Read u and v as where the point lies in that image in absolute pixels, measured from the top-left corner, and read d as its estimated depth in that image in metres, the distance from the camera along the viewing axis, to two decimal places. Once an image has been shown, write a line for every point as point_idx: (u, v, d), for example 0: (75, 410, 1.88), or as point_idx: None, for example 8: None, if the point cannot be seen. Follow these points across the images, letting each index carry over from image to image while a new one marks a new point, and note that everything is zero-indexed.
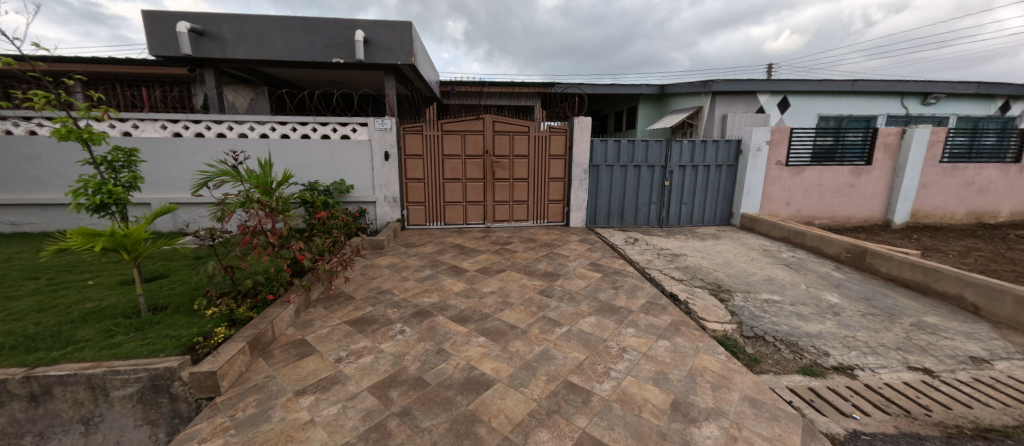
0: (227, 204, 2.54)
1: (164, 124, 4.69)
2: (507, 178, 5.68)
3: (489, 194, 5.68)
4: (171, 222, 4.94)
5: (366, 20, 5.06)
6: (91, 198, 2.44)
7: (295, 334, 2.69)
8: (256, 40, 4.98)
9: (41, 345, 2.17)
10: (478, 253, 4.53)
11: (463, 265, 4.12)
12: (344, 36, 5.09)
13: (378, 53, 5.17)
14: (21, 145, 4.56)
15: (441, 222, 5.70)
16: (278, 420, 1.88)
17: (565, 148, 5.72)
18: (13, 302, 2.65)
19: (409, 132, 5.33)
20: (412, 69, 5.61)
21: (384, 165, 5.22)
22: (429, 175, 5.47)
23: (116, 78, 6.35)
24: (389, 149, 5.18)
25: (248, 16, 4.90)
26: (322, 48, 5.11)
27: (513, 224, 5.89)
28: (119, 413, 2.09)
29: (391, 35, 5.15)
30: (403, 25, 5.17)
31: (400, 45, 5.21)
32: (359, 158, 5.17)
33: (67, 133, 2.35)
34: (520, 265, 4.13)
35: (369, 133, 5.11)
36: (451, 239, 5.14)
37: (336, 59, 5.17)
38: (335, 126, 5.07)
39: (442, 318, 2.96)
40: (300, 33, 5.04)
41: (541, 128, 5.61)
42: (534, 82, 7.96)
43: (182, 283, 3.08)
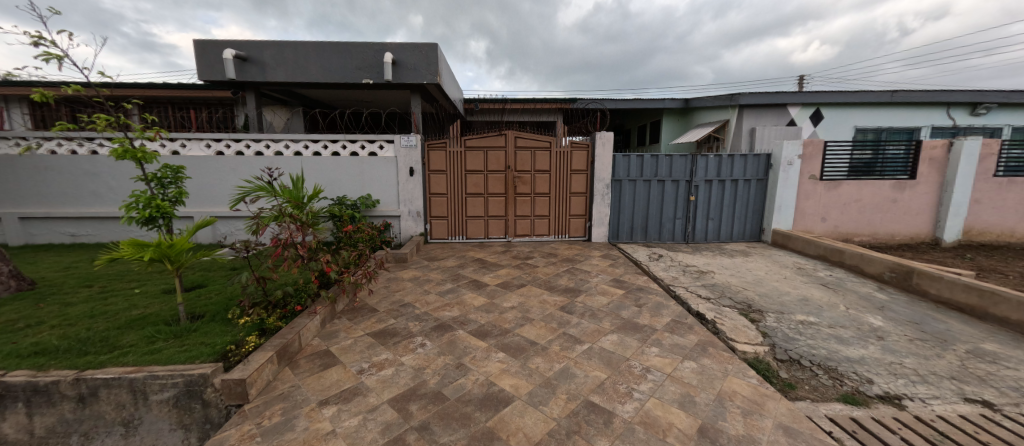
0: (262, 218, 2.66)
1: (208, 143, 5.02)
2: (530, 193, 5.71)
3: (511, 209, 5.71)
4: (210, 234, 5.21)
5: (394, 42, 5.30)
6: (141, 211, 2.60)
7: (320, 345, 2.76)
8: (294, 65, 5.30)
9: (90, 349, 2.32)
10: (499, 267, 4.54)
11: (484, 279, 4.13)
12: (373, 58, 5.33)
13: (405, 73, 5.37)
14: (83, 163, 4.98)
15: (464, 236, 5.76)
16: (302, 429, 1.93)
17: (587, 163, 5.71)
18: (69, 308, 2.86)
19: (433, 149, 5.48)
20: (438, 88, 5.77)
21: (409, 180, 5.36)
22: (452, 190, 5.57)
23: (168, 101, 6.87)
24: (414, 164, 5.32)
25: (288, 43, 5.24)
26: (353, 70, 5.37)
27: (535, 239, 5.87)
28: (156, 417, 2.18)
29: (418, 56, 5.35)
30: (430, 47, 5.36)
31: (426, 65, 5.39)
32: (386, 174, 5.34)
33: (124, 153, 2.54)
34: (541, 280, 4.10)
35: (395, 150, 5.27)
36: (473, 253, 5.18)
37: (366, 80, 5.41)
38: (363, 143, 5.27)
39: (463, 332, 2.95)
40: (334, 56, 5.32)
41: (563, 143, 5.63)
42: (557, 98, 8.02)
43: (218, 293, 3.23)
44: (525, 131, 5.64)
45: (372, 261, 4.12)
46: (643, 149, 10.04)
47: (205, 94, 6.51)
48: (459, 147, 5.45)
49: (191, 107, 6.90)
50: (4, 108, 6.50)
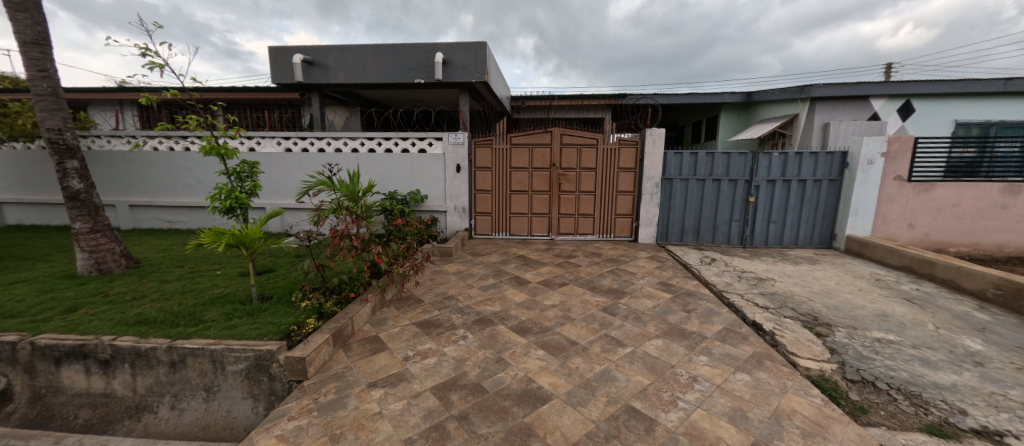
0: (322, 210, 2.86)
1: (279, 141, 5.51)
2: (574, 191, 5.64)
3: (556, 206, 5.69)
4: (278, 224, 5.72)
5: (445, 43, 5.46)
6: (222, 202, 2.91)
7: (370, 331, 2.93)
8: (353, 67, 5.64)
9: (181, 322, 2.65)
10: (541, 265, 4.53)
11: (526, 276, 4.15)
12: (425, 58, 5.53)
13: (455, 72, 5.51)
14: (178, 158, 5.67)
15: (507, 233, 5.85)
16: (352, 408, 2.08)
17: (635, 161, 5.52)
18: (165, 284, 3.30)
19: (480, 146, 5.59)
20: (485, 86, 5.85)
21: (456, 176, 5.50)
22: (497, 187, 5.66)
23: (247, 103, 7.64)
24: (461, 161, 5.45)
25: (348, 47, 5.59)
26: (406, 70, 5.60)
27: (579, 237, 5.80)
28: (231, 385, 2.42)
29: (467, 55, 5.46)
30: (478, 46, 5.45)
31: (475, 64, 5.48)
32: (434, 170, 5.53)
33: (211, 150, 2.85)
34: (583, 280, 4.04)
35: (443, 147, 5.43)
36: (515, 250, 5.22)
37: (418, 80, 5.62)
38: (413, 140, 5.50)
39: (504, 327, 2.99)
40: (389, 58, 5.59)
41: (611, 141, 5.49)
42: (605, 95, 7.84)
43: (284, 277, 3.54)
44: (571, 128, 5.57)
45: (419, 254, 4.29)
46: (698, 146, 9.51)
47: (277, 96, 7.14)
48: (504, 144, 5.52)
49: (265, 108, 7.61)
50: (120, 109, 7.57)
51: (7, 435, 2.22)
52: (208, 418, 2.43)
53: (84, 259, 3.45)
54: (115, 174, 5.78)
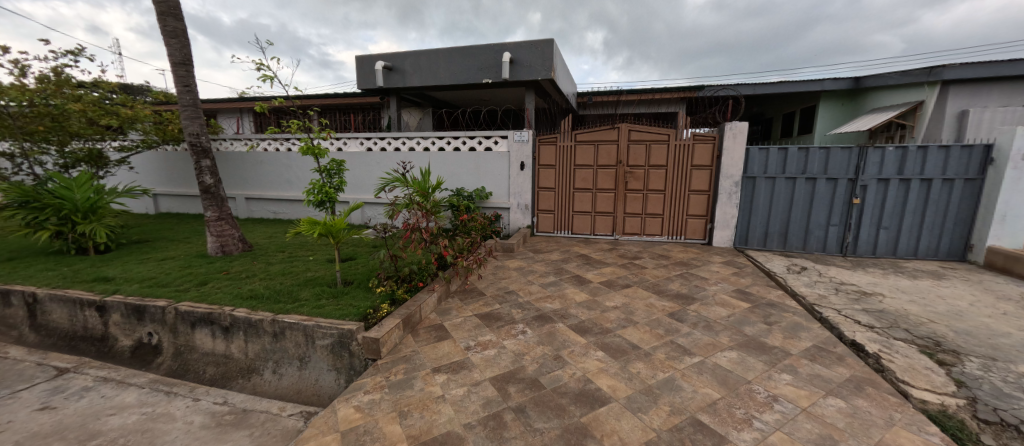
0: (396, 205, 3.10)
1: (362, 141, 6.06)
2: (642, 190, 5.40)
3: (621, 205, 5.50)
4: (360, 216, 6.31)
5: (513, 42, 5.55)
6: (315, 196, 3.30)
7: (436, 319, 3.11)
8: (427, 71, 6.00)
9: (282, 299, 3.07)
10: (604, 265, 4.43)
11: (587, 275, 4.09)
12: (493, 59, 5.68)
13: (521, 70, 5.58)
14: (282, 158, 6.50)
15: (569, 231, 5.80)
16: (418, 389, 2.24)
17: (712, 158, 5.12)
18: (271, 266, 3.84)
19: (544, 144, 5.61)
20: (551, 83, 5.83)
21: (520, 174, 5.58)
22: (560, 185, 5.64)
23: (337, 108, 8.55)
24: (525, 159, 5.52)
25: (423, 52, 5.95)
26: (475, 71, 5.80)
27: (645, 238, 5.55)
28: (319, 358, 2.69)
29: (534, 53, 5.49)
30: (546, 43, 5.44)
31: (542, 62, 5.49)
32: (498, 167, 5.67)
33: (308, 150, 3.23)
34: (649, 283, 3.86)
35: (508, 145, 5.54)
36: (576, 248, 5.17)
37: (486, 80, 5.79)
38: (480, 139, 5.70)
39: (563, 326, 2.99)
40: (459, 60, 5.84)
41: (684, 136, 5.15)
42: (680, 87, 7.37)
43: (364, 265, 3.91)
44: (641, 124, 5.34)
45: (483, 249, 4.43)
46: (789, 140, 8.48)
47: (360, 100, 7.87)
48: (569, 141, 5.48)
49: (351, 111, 8.44)
50: (239, 115, 8.93)
51: (157, 381, 2.74)
52: (301, 384, 2.73)
53: (213, 241, 4.14)
54: (234, 171, 6.84)
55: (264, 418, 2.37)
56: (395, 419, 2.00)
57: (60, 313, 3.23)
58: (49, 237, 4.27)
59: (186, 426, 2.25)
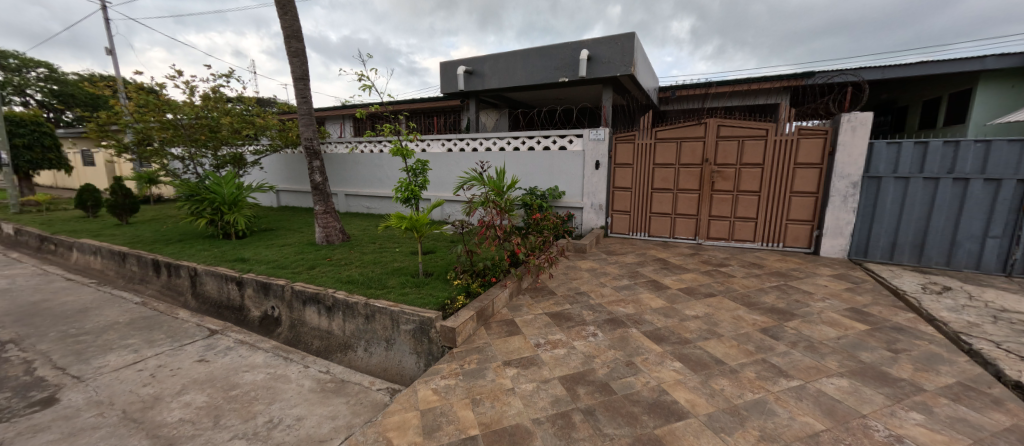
0: (473, 203, 3.26)
1: (443, 142, 6.49)
2: (732, 190, 4.98)
3: (706, 207, 5.11)
4: (440, 213, 6.74)
5: (591, 39, 5.48)
6: (402, 193, 3.61)
7: (508, 314, 3.21)
8: (504, 73, 6.23)
9: (374, 285, 3.43)
10: (683, 271, 4.15)
11: (664, 281, 3.87)
12: (571, 57, 5.66)
13: (599, 67, 5.47)
14: (374, 159, 7.23)
15: (646, 233, 5.56)
16: (490, 380, 2.34)
17: (822, 155, 4.51)
18: (368, 255, 4.32)
19: (621, 142, 5.44)
20: (631, 79, 5.62)
21: (594, 173, 5.50)
22: (637, 185, 5.42)
23: (422, 112, 9.26)
24: (600, 158, 5.44)
25: (502, 54, 6.19)
26: (551, 70, 5.85)
27: (734, 244, 5.12)
28: (403, 342, 2.94)
29: (614, 49, 5.34)
30: (627, 38, 5.27)
31: (621, 57, 5.31)
32: (573, 167, 5.66)
33: (398, 150, 3.53)
34: (737, 293, 3.52)
35: (583, 144, 5.50)
36: (653, 252, 4.93)
37: (562, 78, 5.80)
38: (554, 138, 5.74)
39: (637, 332, 2.87)
40: (536, 60, 5.94)
41: (786, 130, 4.61)
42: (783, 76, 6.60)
43: (443, 258, 4.18)
44: (734, 118, 4.89)
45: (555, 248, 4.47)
46: (930, 132, 7.02)
47: (442, 104, 8.43)
48: (649, 138, 5.24)
49: (434, 115, 9.08)
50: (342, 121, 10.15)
51: (278, 347, 3.24)
52: (386, 363, 3.00)
53: (320, 231, 4.75)
54: (337, 170, 7.79)
55: (358, 390, 2.67)
56: (468, 405, 2.11)
57: (211, 285, 4.00)
58: (206, 223, 5.31)
59: (299, 388, 2.65)
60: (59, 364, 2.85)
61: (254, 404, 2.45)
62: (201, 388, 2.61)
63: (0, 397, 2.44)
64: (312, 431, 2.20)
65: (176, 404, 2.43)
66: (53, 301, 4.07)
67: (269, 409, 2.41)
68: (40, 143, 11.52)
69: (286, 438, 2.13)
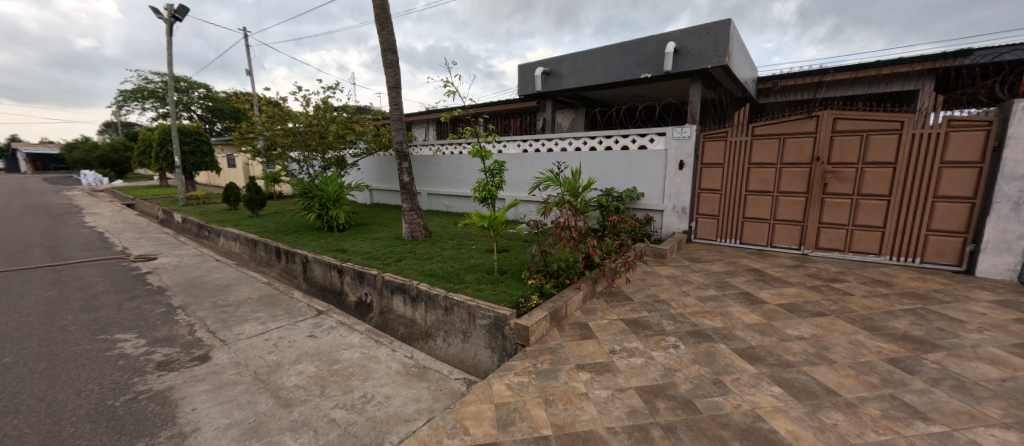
0: (548, 203, 3.27)
1: (519, 143, 6.66)
2: (849, 194, 4.39)
3: (813, 213, 4.59)
4: (515, 212, 6.85)
5: (679, 30, 5.18)
6: (480, 193, 3.77)
7: (581, 317, 3.16)
8: (583, 72, 6.23)
9: (454, 279, 3.64)
10: (783, 285, 3.70)
11: (759, 295, 3.48)
12: (655, 51, 5.44)
13: (687, 60, 5.13)
14: (454, 160, 7.69)
15: (737, 240, 5.17)
16: (563, 382, 2.32)
17: (979, 151, 3.74)
18: (452, 250, 4.62)
19: (710, 140, 5.14)
20: (724, 70, 5.11)
21: (678, 174, 5.22)
22: (728, 187, 5.07)
23: (500, 114, 9.62)
24: (685, 157, 5.13)
25: (581, 53, 6.21)
26: (633, 66, 5.70)
27: (850, 256, 4.48)
28: (478, 335, 3.07)
29: (705, 39, 4.97)
30: (720, 25, 4.84)
31: (713, 47, 4.92)
32: (654, 167, 5.43)
33: (477, 152, 3.69)
34: (854, 315, 3.01)
35: (666, 142, 5.26)
36: (746, 261, 4.54)
37: (644, 74, 5.61)
38: (634, 137, 5.57)
39: (725, 348, 2.61)
40: (618, 57, 5.84)
41: (928, 123, 3.93)
42: (926, 58, 5.57)
43: (517, 257, 4.27)
44: (854, 110, 4.32)
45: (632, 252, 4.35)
46: None
47: (519, 106, 8.66)
48: (744, 136, 4.89)
49: (511, 116, 9.36)
50: (426, 125, 10.97)
51: (371, 330, 3.61)
52: (463, 355, 3.16)
53: (407, 226, 5.18)
54: (421, 171, 8.42)
55: (438, 377, 2.85)
56: (540, 405, 2.11)
57: (318, 270, 4.61)
58: (315, 217, 6.14)
59: (387, 369, 2.92)
60: (211, 328, 3.53)
61: (351, 379, 2.75)
62: (310, 360, 3.01)
63: (174, 351, 3.09)
64: (399, 410, 2.40)
65: (292, 371, 2.83)
66: (207, 277, 5.06)
67: (362, 385, 2.69)
68: (201, 148, 14.40)
69: (377, 413, 2.35)
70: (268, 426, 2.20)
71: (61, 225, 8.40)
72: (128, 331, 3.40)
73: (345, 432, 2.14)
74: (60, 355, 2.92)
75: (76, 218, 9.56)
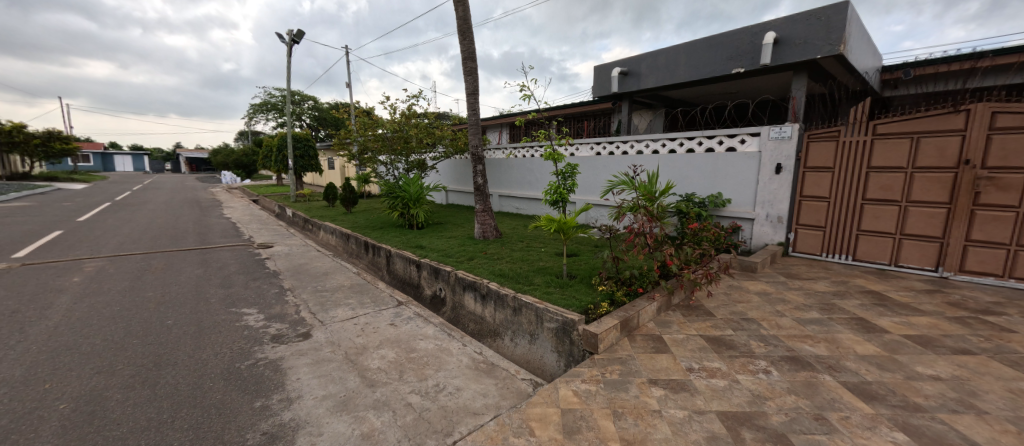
0: (622, 208, 3.18)
1: (593, 146, 6.63)
2: (1014, 206, 3.55)
3: (957, 227, 3.82)
4: (585, 217, 6.72)
5: (781, 18, 4.69)
6: (550, 196, 3.80)
7: (655, 329, 3.01)
8: (664, 69, 6.00)
9: (522, 280, 3.70)
10: (910, 313, 3.12)
11: (878, 322, 2.96)
12: (750, 43, 5.02)
13: (790, 50, 4.61)
14: (526, 163, 7.84)
15: (848, 257, 4.56)
16: (633, 395, 2.20)
17: None
18: (524, 251, 4.72)
19: (816, 141, 4.60)
20: (838, 59, 4.47)
21: (774, 179, 4.72)
22: (838, 194, 4.48)
23: (573, 116, 9.57)
24: (784, 160, 4.62)
25: (663, 50, 5.99)
26: (723, 61, 5.33)
27: (1011, 284, 3.65)
28: (546, 339, 3.07)
29: (814, 26, 4.40)
30: (834, 9, 4.25)
31: (823, 34, 4.33)
32: (744, 171, 4.97)
33: (549, 155, 3.72)
34: (1018, 357, 2.40)
35: (760, 144, 4.80)
36: (860, 281, 3.95)
37: (736, 69, 5.20)
38: (721, 138, 5.17)
39: (831, 380, 2.24)
40: (705, 52, 5.52)
41: None
42: None
43: (587, 262, 4.21)
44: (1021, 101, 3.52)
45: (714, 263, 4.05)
46: None
47: (592, 108, 8.55)
48: (860, 135, 4.30)
49: (584, 119, 9.25)
50: (500, 129, 11.36)
51: (444, 324, 3.83)
52: (529, 356, 3.19)
53: (479, 227, 5.41)
54: (494, 174, 8.71)
55: (505, 375, 2.92)
56: (609, 416, 2.02)
57: (399, 265, 5.03)
58: (399, 215, 6.71)
59: (459, 362, 3.07)
60: (313, 309, 4.05)
61: (426, 368, 2.94)
62: (390, 346, 3.29)
63: (284, 326, 3.61)
64: (468, 403, 2.49)
65: (376, 355, 3.12)
66: (311, 264, 5.83)
67: (436, 374, 2.86)
68: (308, 153, 16.65)
69: (448, 403, 2.47)
70: (356, 401, 2.44)
71: (207, 216, 10.36)
72: (252, 306, 4.06)
73: (419, 417, 2.29)
74: (204, 322, 3.59)
75: (218, 210, 11.73)
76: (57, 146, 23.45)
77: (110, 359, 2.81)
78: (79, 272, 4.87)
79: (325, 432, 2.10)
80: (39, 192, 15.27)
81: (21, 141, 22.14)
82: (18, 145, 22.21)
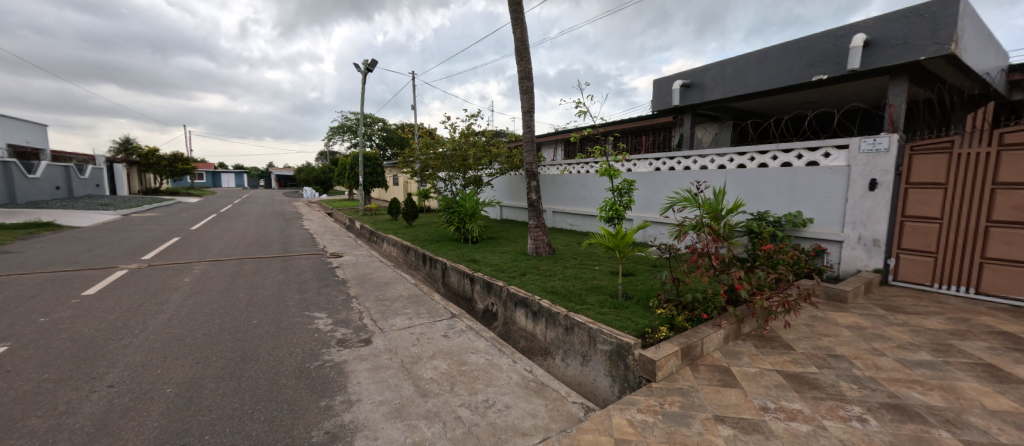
0: (684, 226, 3.01)
1: (652, 161, 6.44)
2: None
3: None
4: (642, 235, 6.47)
5: (872, 19, 4.23)
6: (607, 212, 3.72)
7: (722, 360, 2.76)
8: (732, 79, 5.67)
9: (575, 298, 3.63)
10: None
11: (1013, 371, 2.44)
12: (835, 47, 4.58)
13: (884, 53, 4.12)
14: (580, 179, 7.79)
15: (969, 289, 3.85)
16: (696, 431, 2.02)
17: None
18: (579, 269, 4.64)
19: (922, 153, 4.01)
20: (948, 60, 3.89)
21: (866, 196, 4.17)
22: (953, 215, 3.84)
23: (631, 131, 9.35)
24: (878, 175, 4.08)
25: (731, 60, 5.69)
26: (801, 69, 4.91)
27: None
28: (598, 361, 2.96)
29: (915, 24, 3.89)
30: (942, 3, 3.73)
31: (927, 33, 3.81)
32: (829, 188, 4.47)
33: (606, 171, 3.66)
34: None
35: (848, 157, 4.29)
36: (986, 319, 3.28)
37: (816, 76, 4.76)
38: (800, 152, 4.73)
39: (948, 437, 1.87)
40: (780, 60, 5.14)
41: None
42: None
43: (644, 283, 4.03)
44: None
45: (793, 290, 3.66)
46: None
47: (651, 122, 8.30)
48: (982, 146, 3.65)
49: (642, 133, 8.99)
50: (556, 145, 11.43)
51: (496, 339, 3.86)
52: (580, 378, 3.09)
53: (532, 242, 5.44)
54: (548, 189, 8.74)
55: (556, 396, 2.85)
56: None
57: (454, 278, 5.21)
58: (455, 229, 7.00)
59: (509, 379, 3.06)
60: (375, 317, 4.31)
61: (476, 382, 2.97)
62: (442, 358, 3.38)
63: (349, 331, 3.88)
64: (517, 422, 2.46)
65: (429, 365, 3.23)
66: (374, 274, 6.25)
67: (486, 389, 2.87)
68: (376, 170, 18.06)
69: (497, 420, 2.46)
70: (409, 410, 2.53)
71: (289, 227, 11.66)
72: (322, 311, 4.43)
73: (468, 432, 2.30)
74: (282, 323, 3.98)
75: (298, 222, 13.15)
76: (179, 166, 28.05)
77: (207, 352, 3.23)
78: (189, 274, 5.72)
79: (381, 437, 2.20)
80: (165, 205, 18.33)
81: (155, 163, 26.87)
82: (153, 166, 26.99)
